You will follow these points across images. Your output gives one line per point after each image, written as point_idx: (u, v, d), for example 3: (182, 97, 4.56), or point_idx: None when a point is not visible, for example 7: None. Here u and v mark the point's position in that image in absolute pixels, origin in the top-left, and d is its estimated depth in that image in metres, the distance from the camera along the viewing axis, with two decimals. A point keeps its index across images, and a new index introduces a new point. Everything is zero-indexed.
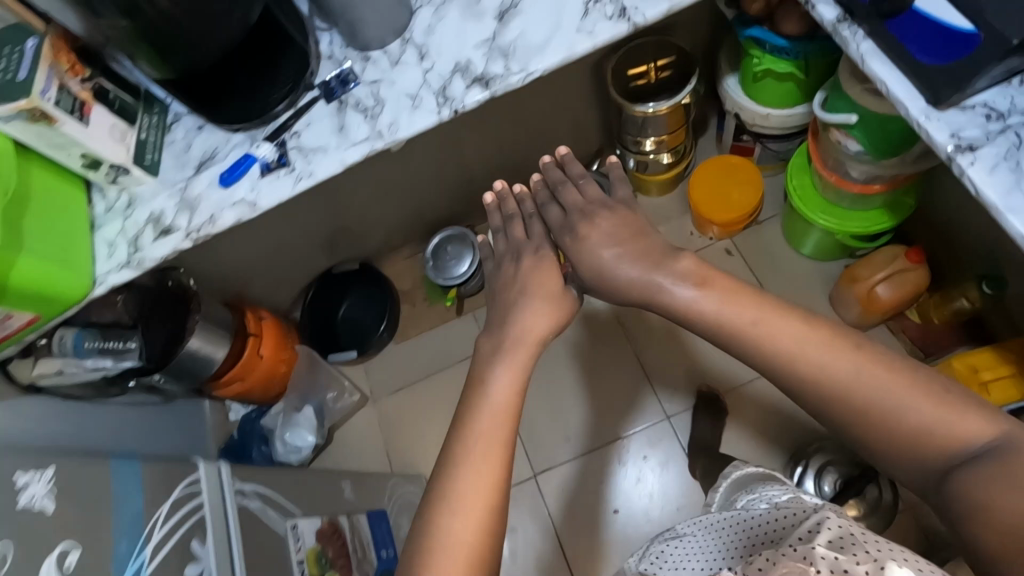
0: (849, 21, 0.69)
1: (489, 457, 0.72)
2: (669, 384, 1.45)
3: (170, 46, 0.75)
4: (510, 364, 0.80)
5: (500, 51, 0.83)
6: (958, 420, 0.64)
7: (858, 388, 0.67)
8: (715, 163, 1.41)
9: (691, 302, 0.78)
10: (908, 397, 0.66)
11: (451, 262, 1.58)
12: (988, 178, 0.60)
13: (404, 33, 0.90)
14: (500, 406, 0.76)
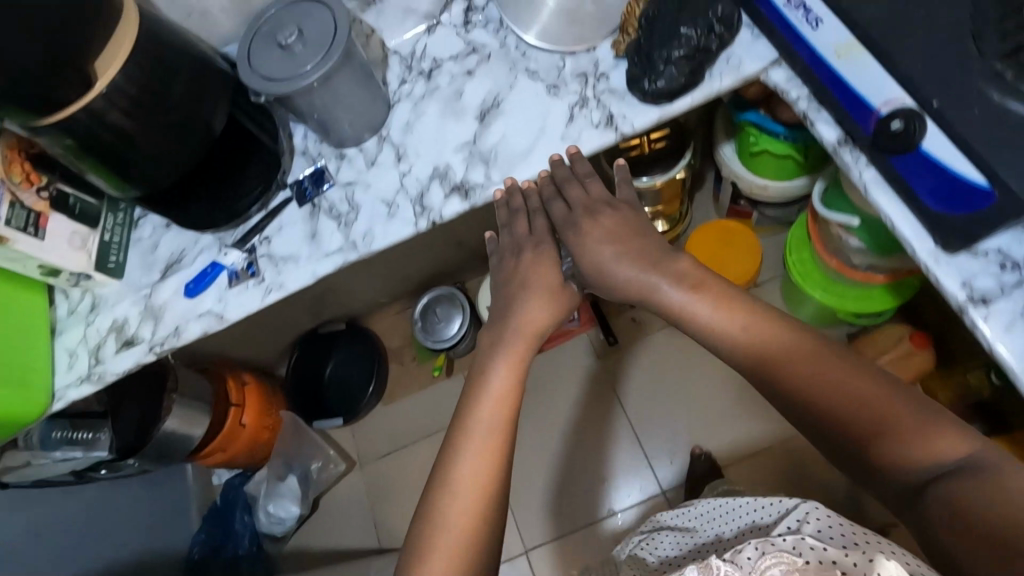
0: (851, 145, 0.64)
1: (481, 456, 0.71)
2: (663, 441, 1.40)
3: (122, 163, 0.69)
4: (509, 361, 0.75)
5: (481, 157, 0.79)
6: (935, 440, 0.60)
7: (842, 398, 0.64)
8: (716, 227, 1.37)
9: (678, 306, 0.73)
10: (891, 408, 0.62)
11: (440, 325, 1.53)
12: (1004, 336, 0.55)
13: (382, 129, 0.85)
14: (491, 409, 0.73)
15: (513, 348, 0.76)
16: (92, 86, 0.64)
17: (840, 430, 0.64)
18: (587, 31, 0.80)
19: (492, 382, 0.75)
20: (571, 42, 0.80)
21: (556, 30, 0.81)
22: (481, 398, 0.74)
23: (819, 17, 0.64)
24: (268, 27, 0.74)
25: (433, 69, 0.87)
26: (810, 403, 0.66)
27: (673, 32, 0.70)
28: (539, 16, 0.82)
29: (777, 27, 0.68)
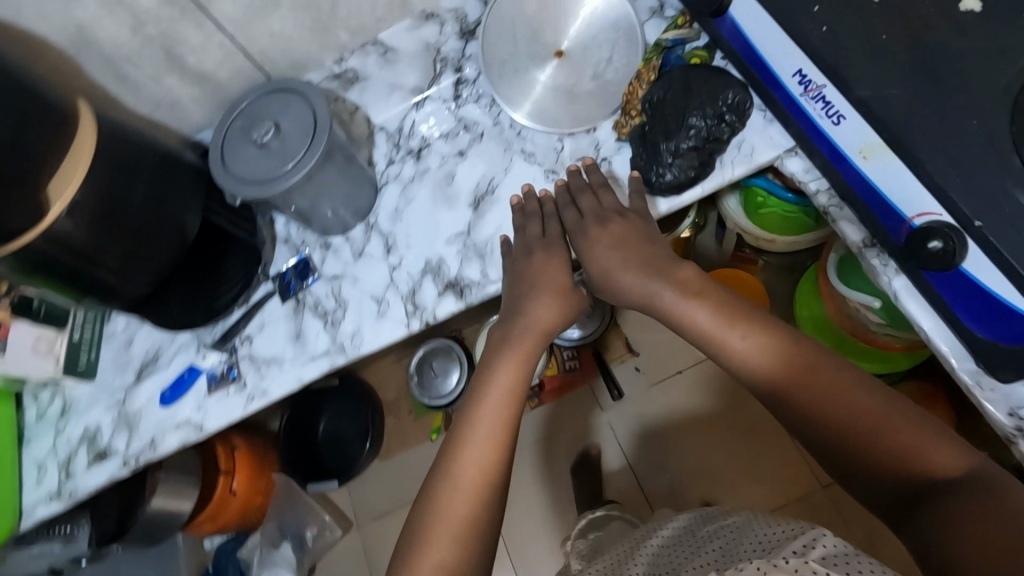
0: (878, 248, 0.61)
1: (478, 460, 0.60)
2: (652, 447, 1.26)
3: (80, 280, 0.62)
4: (507, 360, 0.64)
5: (476, 250, 0.74)
6: (932, 453, 0.49)
7: (830, 401, 0.53)
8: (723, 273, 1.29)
9: (661, 303, 0.62)
10: (890, 415, 0.51)
11: (438, 379, 1.46)
12: None
13: (368, 215, 0.80)
14: (482, 408, 0.62)
15: (516, 345, 0.64)
16: (48, 209, 0.57)
17: (823, 437, 0.53)
18: (583, 108, 0.75)
19: (489, 379, 0.63)
20: (568, 122, 0.75)
21: (552, 108, 0.77)
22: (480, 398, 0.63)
23: (839, 112, 0.58)
24: (242, 121, 0.69)
25: (422, 148, 0.81)
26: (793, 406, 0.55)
27: (681, 121, 0.65)
28: (533, 92, 0.77)
29: (793, 116, 0.64)
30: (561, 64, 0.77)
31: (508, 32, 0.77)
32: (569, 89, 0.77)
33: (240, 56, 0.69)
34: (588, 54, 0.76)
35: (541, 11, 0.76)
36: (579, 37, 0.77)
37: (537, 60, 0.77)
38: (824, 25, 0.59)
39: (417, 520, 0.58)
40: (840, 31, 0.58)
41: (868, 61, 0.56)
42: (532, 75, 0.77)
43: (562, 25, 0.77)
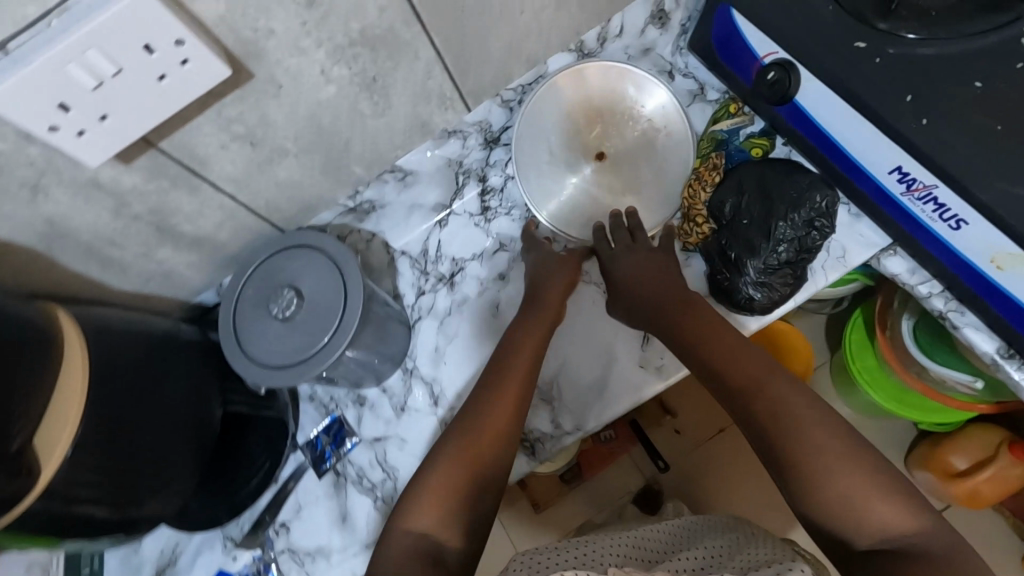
0: (1018, 358, 0.56)
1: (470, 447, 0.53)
2: (681, 464, 1.21)
3: (82, 524, 0.50)
4: (526, 340, 0.60)
5: (541, 395, 0.64)
6: (883, 507, 0.44)
7: (789, 416, 0.49)
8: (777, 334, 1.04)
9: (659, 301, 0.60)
10: (847, 456, 0.46)
11: None
12: None
13: (404, 360, 0.69)
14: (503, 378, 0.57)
15: (541, 313, 0.62)
16: (35, 475, 0.44)
17: (785, 455, 0.48)
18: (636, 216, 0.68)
19: (506, 363, 0.59)
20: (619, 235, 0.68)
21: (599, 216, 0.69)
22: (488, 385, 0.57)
23: (959, 217, 0.51)
24: (252, 294, 0.59)
25: (456, 274, 0.72)
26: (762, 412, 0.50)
27: (767, 233, 0.59)
28: (576, 202, 0.70)
29: (893, 214, 0.57)
30: (603, 167, 0.70)
31: (542, 140, 0.68)
32: (616, 195, 0.70)
33: (242, 211, 0.59)
34: (632, 153, 0.69)
35: (575, 112, 0.68)
36: (620, 137, 0.69)
37: (576, 165, 0.70)
38: (922, 116, 0.50)
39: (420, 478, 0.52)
40: (944, 122, 0.50)
41: (988, 157, 0.48)
42: (572, 183, 0.70)
43: (599, 125, 0.69)
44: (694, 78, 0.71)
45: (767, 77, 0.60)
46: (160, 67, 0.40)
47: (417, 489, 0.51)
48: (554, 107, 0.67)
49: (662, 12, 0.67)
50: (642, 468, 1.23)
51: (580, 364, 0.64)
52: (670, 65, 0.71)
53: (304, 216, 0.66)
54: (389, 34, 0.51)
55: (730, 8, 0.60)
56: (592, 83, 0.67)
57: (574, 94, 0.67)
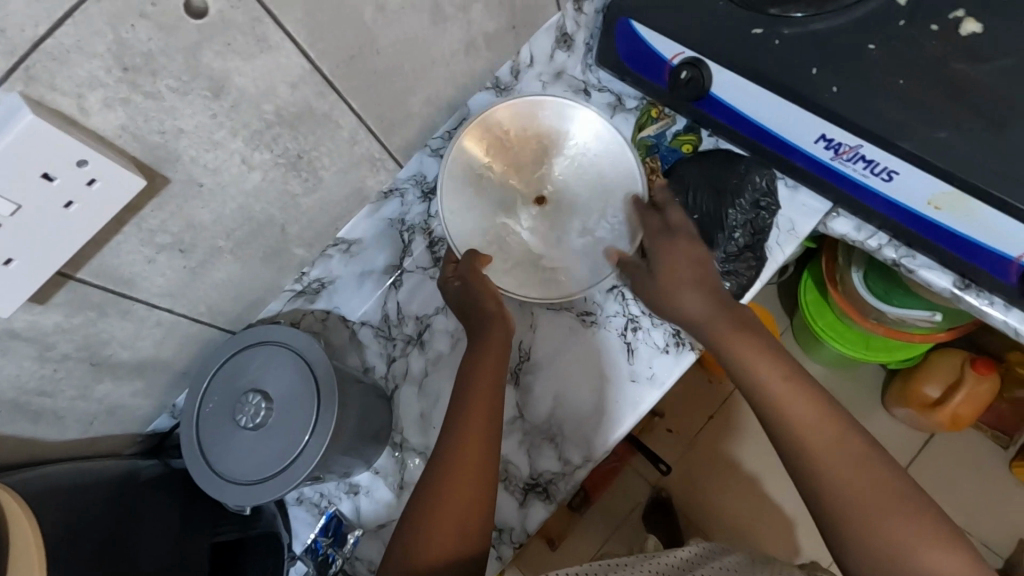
0: (974, 286, 0.58)
1: (456, 483, 0.50)
2: (679, 464, 1.20)
3: None
4: (480, 365, 0.55)
5: (541, 432, 0.62)
6: (919, 547, 0.43)
7: (833, 449, 0.47)
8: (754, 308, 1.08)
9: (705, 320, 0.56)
10: (889, 499, 0.45)
11: None
12: None
13: (391, 435, 0.65)
14: (472, 400, 0.53)
15: (489, 335, 0.57)
16: None
17: (821, 489, 0.47)
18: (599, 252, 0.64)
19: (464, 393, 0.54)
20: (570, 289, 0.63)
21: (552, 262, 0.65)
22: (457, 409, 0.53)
23: (889, 169, 0.54)
24: (213, 408, 0.54)
25: (423, 332, 0.69)
26: (793, 429, 0.49)
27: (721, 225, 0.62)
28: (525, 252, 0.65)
29: (828, 178, 0.60)
30: (544, 212, 0.66)
31: (472, 185, 0.65)
32: (565, 243, 0.65)
33: (184, 323, 0.54)
34: (575, 189, 0.66)
35: (520, 150, 0.66)
36: (558, 178, 0.66)
37: (515, 212, 0.66)
38: (832, 85, 0.54)
39: (411, 517, 0.50)
40: (855, 90, 0.53)
41: (899, 109, 0.52)
42: (515, 232, 0.66)
43: (545, 164, 0.66)
44: (610, 91, 0.71)
45: (680, 77, 0.61)
46: (65, 193, 0.36)
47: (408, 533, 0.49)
48: (489, 143, 0.65)
49: (567, 35, 0.68)
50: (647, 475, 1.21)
51: (575, 391, 0.62)
52: (583, 83, 0.72)
53: (251, 312, 0.62)
54: (305, 110, 0.49)
55: (630, 19, 0.63)
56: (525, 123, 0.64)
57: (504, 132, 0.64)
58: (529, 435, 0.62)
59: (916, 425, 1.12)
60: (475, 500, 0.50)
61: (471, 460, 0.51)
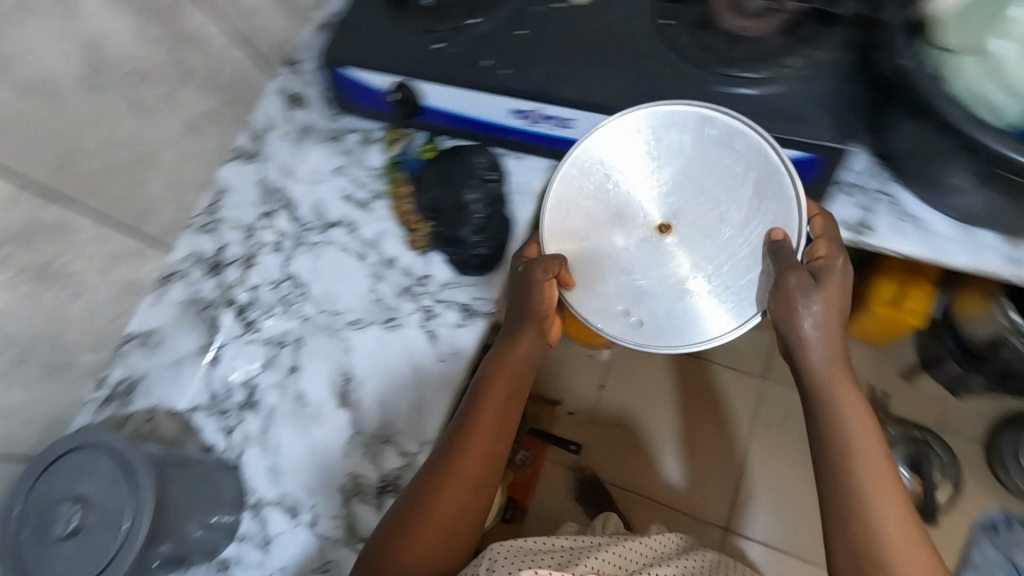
0: None
1: (452, 498, 0.57)
2: (597, 439, 1.22)
3: None
4: (494, 386, 0.61)
5: (378, 438, 0.66)
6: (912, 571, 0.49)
7: (873, 475, 0.52)
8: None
9: (816, 362, 0.55)
10: (897, 530, 0.50)
11: None
12: (906, 242, 0.61)
13: (246, 498, 0.67)
14: (476, 421, 0.59)
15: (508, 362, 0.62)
16: None
17: (852, 504, 0.51)
18: (733, 296, 0.59)
19: (474, 416, 0.60)
20: (696, 333, 0.59)
21: (676, 300, 0.61)
22: (471, 426, 0.59)
23: (568, 119, 0.66)
24: (32, 532, 0.53)
25: (252, 394, 0.72)
26: (846, 453, 0.53)
27: (463, 208, 0.67)
28: (642, 286, 0.62)
29: (535, 143, 0.71)
30: (665, 241, 0.62)
31: (576, 215, 0.63)
32: (689, 280, 0.61)
33: None
34: (709, 218, 0.61)
35: (660, 163, 0.62)
36: (690, 208, 0.62)
37: (631, 239, 0.63)
38: (504, 69, 0.67)
39: (403, 514, 0.57)
40: (521, 67, 0.67)
41: (552, 73, 0.66)
42: (627, 266, 0.62)
43: (684, 189, 0.62)
44: (357, 130, 0.80)
45: (395, 99, 0.72)
46: None
47: (393, 526, 0.57)
48: (618, 155, 0.62)
49: (296, 96, 0.78)
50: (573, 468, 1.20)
51: (396, 391, 0.67)
52: (333, 130, 0.79)
53: (57, 432, 0.62)
54: (31, 224, 0.52)
55: (341, 67, 0.73)
56: (624, 142, 0.62)
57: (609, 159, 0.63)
58: (366, 443, 0.66)
59: None
60: (457, 516, 0.58)
61: (469, 467, 0.58)
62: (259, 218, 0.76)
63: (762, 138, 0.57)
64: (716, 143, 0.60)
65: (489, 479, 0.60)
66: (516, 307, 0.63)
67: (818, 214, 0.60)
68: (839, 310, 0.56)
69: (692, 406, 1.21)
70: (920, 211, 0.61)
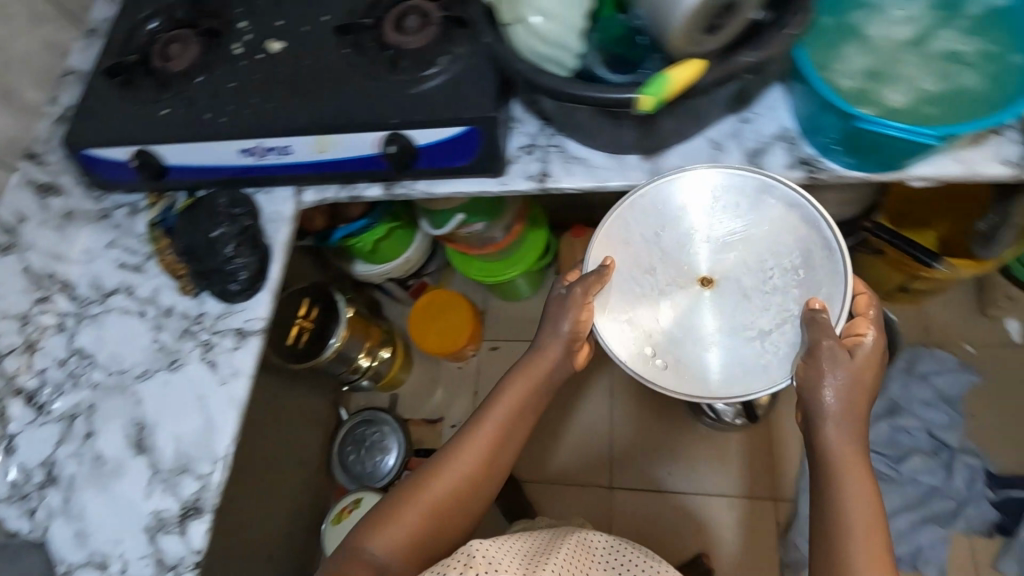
0: (394, 182, 0.77)
1: (452, 482, 0.71)
2: (562, 439, 1.40)
3: None
4: (511, 396, 0.73)
5: (175, 470, 0.70)
6: None
7: (857, 525, 0.58)
8: (432, 297, 1.48)
9: (828, 416, 0.60)
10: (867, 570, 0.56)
11: (372, 465, 1.41)
12: (576, 178, 0.73)
13: (57, 568, 0.69)
14: (489, 425, 0.73)
15: (528, 393, 0.74)
16: None
17: (836, 548, 0.58)
18: (762, 351, 0.67)
19: (486, 426, 0.73)
20: (724, 382, 0.67)
21: (703, 348, 0.69)
22: (484, 425, 0.73)
23: (283, 147, 0.74)
24: None
25: (50, 471, 0.73)
26: (838, 504, 0.59)
27: (212, 244, 0.74)
28: (683, 331, 0.70)
29: (272, 176, 0.78)
30: (704, 292, 0.71)
31: (636, 253, 0.71)
32: (715, 336, 0.69)
33: None
34: (753, 280, 0.70)
35: (720, 219, 0.71)
36: (731, 264, 0.70)
37: (680, 292, 0.71)
38: (222, 118, 0.76)
39: (410, 493, 0.71)
40: (236, 113, 0.76)
41: (262, 111, 0.75)
42: (669, 310, 0.71)
43: (731, 248, 0.70)
44: (123, 204, 0.85)
45: (136, 166, 0.79)
46: None
47: (397, 505, 0.70)
48: (676, 207, 0.71)
49: (51, 186, 0.84)
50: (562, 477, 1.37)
51: (185, 425, 0.72)
52: (101, 209, 0.85)
53: None
54: None
55: (83, 148, 0.79)
56: (716, 235, 0.71)
57: (669, 210, 0.71)
58: (163, 478, 0.69)
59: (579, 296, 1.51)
60: (451, 504, 0.70)
61: (466, 457, 0.71)
62: (35, 304, 0.80)
63: (818, 214, 0.66)
64: (775, 207, 0.68)
65: (492, 480, 0.73)
66: (538, 337, 0.74)
67: (860, 293, 0.70)
68: (863, 388, 0.61)
69: (662, 416, 1.37)
70: (583, 152, 0.74)
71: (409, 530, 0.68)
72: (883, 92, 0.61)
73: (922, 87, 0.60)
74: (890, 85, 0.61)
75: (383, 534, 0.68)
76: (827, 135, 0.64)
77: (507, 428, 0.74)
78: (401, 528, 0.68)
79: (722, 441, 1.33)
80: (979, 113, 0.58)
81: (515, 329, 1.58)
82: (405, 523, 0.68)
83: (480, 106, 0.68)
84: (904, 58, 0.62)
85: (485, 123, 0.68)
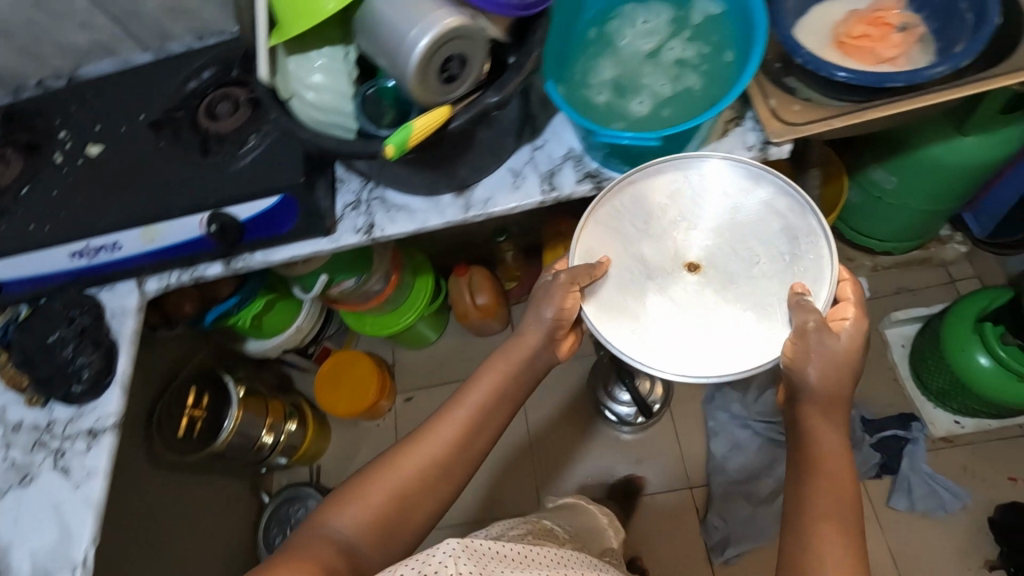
0: (231, 257, 0.80)
1: (422, 464, 0.67)
2: (550, 443, 1.40)
3: None
4: (486, 378, 0.72)
5: None
6: (829, 549, 0.56)
7: (827, 476, 0.59)
8: (335, 360, 1.48)
9: (814, 390, 0.62)
10: (831, 518, 0.57)
11: None
12: (398, 225, 0.79)
13: None
14: (465, 407, 0.70)
15: (513, 386, 0.73)
16: None
17: (805, 495, 0.60)
18: (748, 334, 0.68)
19: (463, 411, 0.70)
20: (711, 364, 0.67)
21: (700, 335, 0.69)
22: (459, 406, 0.70)
23: (110, 243, 0.76)
24: None
25: None
26: (811, 454, 0.61)
27: (50, 350, 0.75)
28: (679, 318, 0.70)
29: (106, 274, 0.80)
30: (691, 278, 0.72)
31: (625, 243, 0.73)
32: (702, 321, 0.70)
33: None
34: (740, 267, 0.71)
35: (707, 204, 0.73)
36: (717, 253, 0.72)
37: (669, 278, 0.72)
38: (47, 227, 0.78)
39: (373, 474, 0.66)
40: (62, 219, 0.78)
41: (87, 213, 0.77)
42: (661, 295, 0.71)
43: (715, 233, 0.73)
44: None
45: None
46: None
47: (360, 489, 0.65)
48: (659, 192, 0.73)
49: None
50: (535, 497, 1.36)
51: (42, 537, 0.70)
52: None
53: None
54: None
55: None
56: (704, 221, 0.73)
57: (658, 198, 0.73)
58: None
59: (480, 330, 1.55)
60: (419, 487, 0.66)
61: (437, 438, 0.69)
62: None
63: (804, 200, 0.69)
64: (762, 194, 0.72)
65: (465, 470, 0.69)
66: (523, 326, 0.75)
67: (845, 280, 0.69)
68: (848, 369, 0.63)
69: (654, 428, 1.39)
70: (402, 199, 0.80)
71: (374, 512, 0.63)
72: (627, 104, 0.73)
73: (658, 93, 0.73)
74: (633, 96, 0.73)
75: (346, 517, 0.63)
76: (601, 150, 0.73)
77: (484, 415, 0.71)
78: (367, 511, 0.63)
79: (671, 439, 1.38)
80: (703, 106, 0.71)
81: (426, 376, 1.60)
82: (370, 503, 0.64)
83: (288, 176, 0.73)
84: (644, 71, 0.74)
85: (294, 190, 0.73)
